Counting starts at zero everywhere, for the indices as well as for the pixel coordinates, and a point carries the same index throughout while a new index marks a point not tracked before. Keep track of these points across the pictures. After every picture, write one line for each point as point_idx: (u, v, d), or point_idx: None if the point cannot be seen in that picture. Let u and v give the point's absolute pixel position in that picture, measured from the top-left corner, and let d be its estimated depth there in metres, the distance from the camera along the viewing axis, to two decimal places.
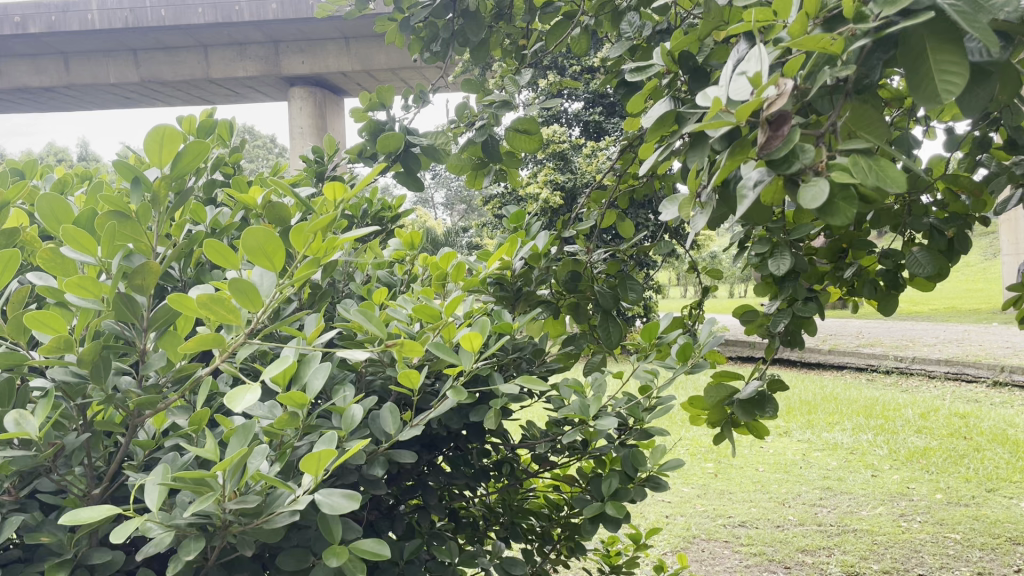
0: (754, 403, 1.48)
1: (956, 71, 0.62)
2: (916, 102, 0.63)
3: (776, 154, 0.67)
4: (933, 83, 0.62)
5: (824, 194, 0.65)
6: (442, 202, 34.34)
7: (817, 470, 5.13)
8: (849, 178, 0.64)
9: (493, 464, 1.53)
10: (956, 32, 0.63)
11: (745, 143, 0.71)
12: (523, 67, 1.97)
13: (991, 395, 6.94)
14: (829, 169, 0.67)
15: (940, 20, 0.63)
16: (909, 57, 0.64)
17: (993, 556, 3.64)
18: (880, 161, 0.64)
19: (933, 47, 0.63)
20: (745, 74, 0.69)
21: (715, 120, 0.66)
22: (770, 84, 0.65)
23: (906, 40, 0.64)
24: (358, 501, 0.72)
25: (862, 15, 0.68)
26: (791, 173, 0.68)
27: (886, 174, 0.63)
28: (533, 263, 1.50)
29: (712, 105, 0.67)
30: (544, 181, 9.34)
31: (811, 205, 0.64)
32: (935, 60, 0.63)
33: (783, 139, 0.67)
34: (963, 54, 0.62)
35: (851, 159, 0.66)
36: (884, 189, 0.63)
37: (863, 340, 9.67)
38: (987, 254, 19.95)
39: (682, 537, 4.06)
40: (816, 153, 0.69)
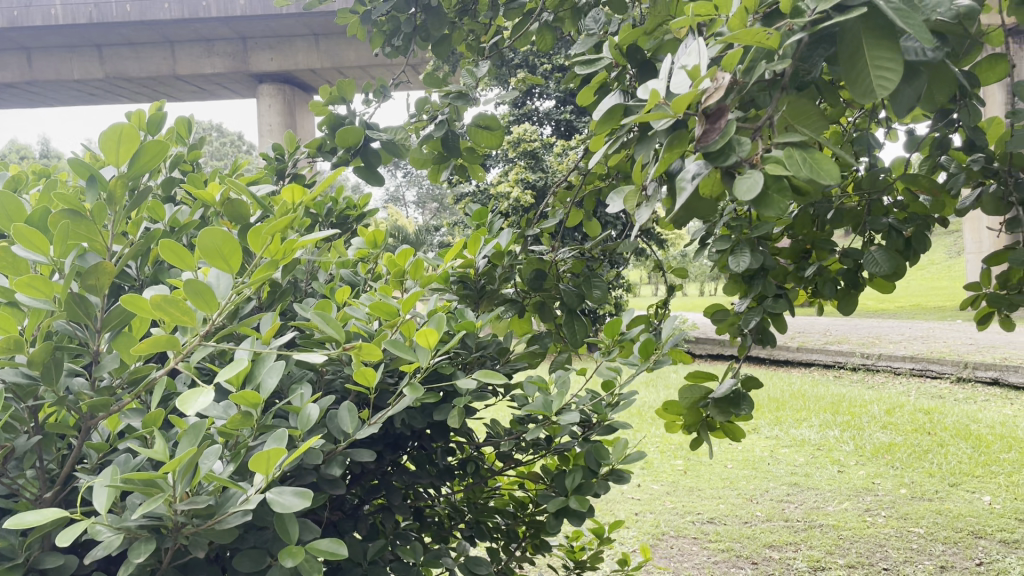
0: (728, 403, 1.48)
1: (891, 67, 0.62)
2: (854, 99, 0.63)
3: (712, 148, 0.67)
4: (869, 80, 0.63)
5: (760, 186, 0.64)
6: (414, 200, 34.36)
7: (785, 466, 5.18)
8: (783, 170, 0.64)
9: (459, 463, 1.52)
10: (892, 28, 0.63)
11: (685, 136, 0.71)
12: (483, 58, 1.98)
13: (955, 391, 7.06)
14: (765, 161, 0.67)
15: (874, 17, 0.64)
16: (845, 53, 0.65)
17: (956, 550, 3.70)
18: (816, 154, 0.64)
19: (869, 42, 0.63)
20: (683, 68, 0.69)
21: (654, 112, 0.66)
22: (710, 78, 0.66)
23: (843, 37, 0.65)
24: (309, 500, 0.72)
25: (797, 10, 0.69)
26: (728, 166, 0.68)
27: (821, 167, 0.62)
28: (495, 261, 1.50)
29: (651, 98, 0.67)
30: (514, 180, 9.38)
31: (746, 197, 0.64)
32: (871, 53, 0.63)
33: (721, 131, 0.67)
34: (899, 50, 0.63)
35: (786, 152, 0.65)
36: (818, 182, 0.62)
37: (831, 338, 9.81)
38: (951, 252, 20.35)
39: (651, 534, 4.09)
40: (753, 146, 0.69)
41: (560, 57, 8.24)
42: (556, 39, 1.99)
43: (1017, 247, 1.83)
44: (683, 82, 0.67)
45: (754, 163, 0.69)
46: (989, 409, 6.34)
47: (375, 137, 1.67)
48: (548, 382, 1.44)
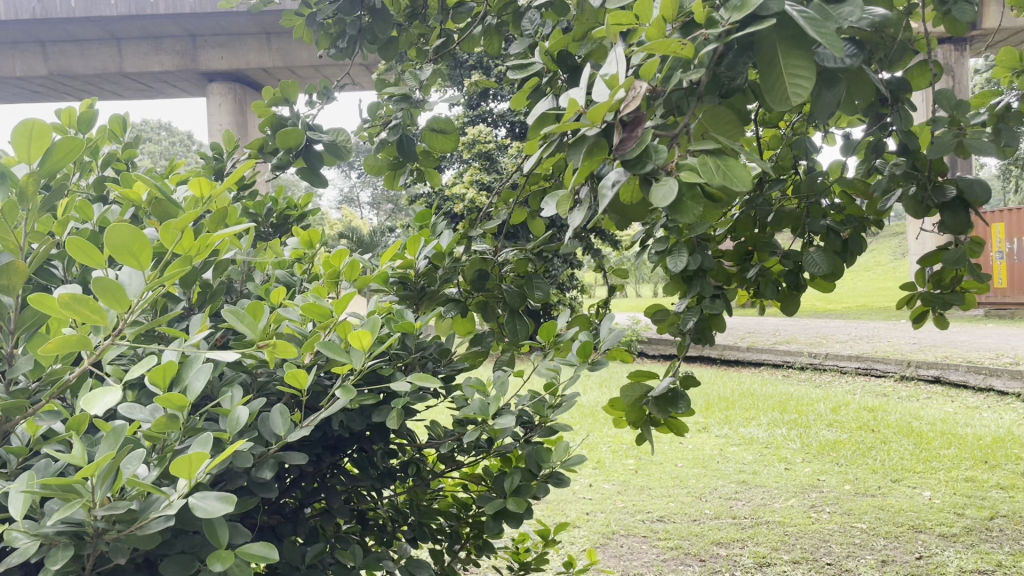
0: (667, 401, 1.51)
1: (805, 75, 0.66)
2: (769, 105, 0.66)
3: (629, 156, 0.69)
4: (784, 87, 0.66)
5: (676, 194, 0.66)
6: (368, 201, 34.16)
7: (733, 464, 5.26)
8: (696, 177, 0.65)
9: (400, 465, 1.51)
10: (803, 37, 0.67)
11: (605, 144, 0.72)
12: (429, 61, 1.99)
13: (898, 390, 7.24)
14: (680, 169, 0.69)
15: (786, 27, 0.67)
16: (761, 61, 0.68)
17: (896, 544, 3.78)
18: (729, 161, 0.66)
19: (784, 50, 0.67)
20: (602, 76, 0.70)
21: (573, 120, 0.67)
22: (626, 87, 0.68)
23: (760, 44, 0.68)
24: (233, 504, 0.71)
25: (712, 21, 0.71)
26: (646, 173, 0.70)
27: (733, 174, 0.64)
28: (436, 262, 1.49)
29: (570, 107, 0.68)
30: (469, 181, 9.39)
31: (661, 205, 0.65)
32: (786, 62, 0.67)
33: (638, 139, 0.70)
34: (811, 58, 0.66)
35: (700, 160, 0.67)
36: (730, 188, 0.64)
37: (780, 338, 9.99)
38: (896, 254, 20.86)
39: (601, 533, 4.12)
40: (669, 154, 0.71)
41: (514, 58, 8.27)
42: (504, 43, 1.99)
43: (948, 246, 1.89)
44: (602, 90, 0.68)
45: (670, 170, 0.71)
46: (929, 407, 6.52)
47: (318, 138, 1.65)
48: (489, 382, 1.44)
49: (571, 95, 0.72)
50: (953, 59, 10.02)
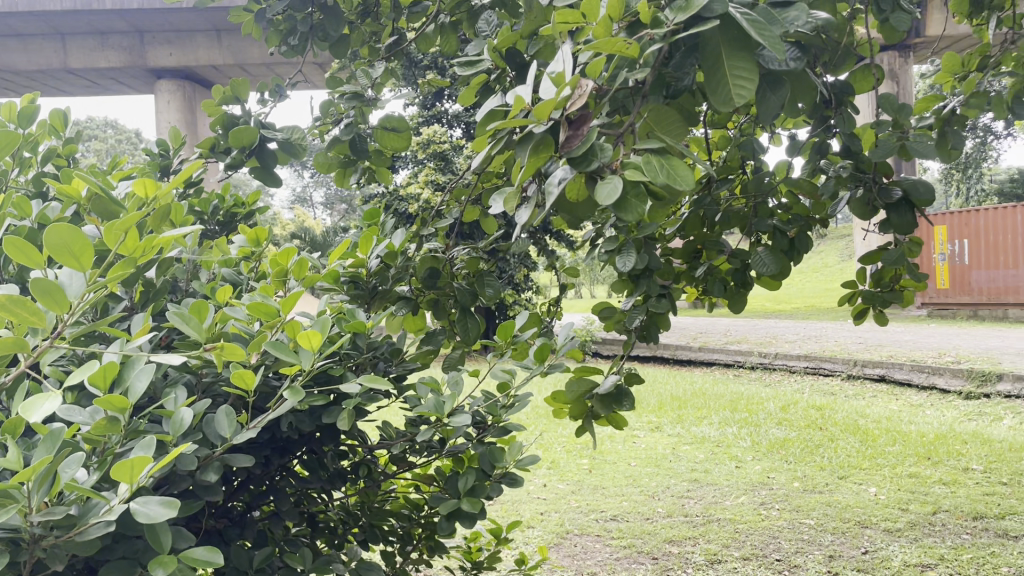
0: (612, 397, 1.53)
1: (748, 76, 0.67)
2: (712, 105, 0.67)
3: (575, 153, 0.69)
4: (728, 87, 0.67)
5: (620, 191, 0.66)
6: (322, 201, 33.87)
7: (685, 462, 5.32)
8: (640, 175, 0.66)
9: (350, 466, 1.50)
10: (746, 39, 0.68)
11: (550, 141, 0.72)
12: (382, 60, 1.98)
13: (845, 388, 7.40)
14: (624, 167, 0.69)
15: (730, 29, 0.68)
16: (705, 62, 0.69)
17: (843, 539, 3.86)
18: (672, 160, 0.66)
19: (727, 52, 0.68)
20: (549, 75, 0.70)
21: (518, 118, 0.67)
22: (572, 85, 0.68)
23: (704, 44, 0.69)
24: (176, 509, 0.70)
25: (658, 22, 0.72)
26: (592, 171, 0.70)
27: (677, 173, 0.65)
28: (388, 261, 1.48)
29: (516, 104, 0.68)
30: (424, 182, 9.37)
31: (606, 203, 0.65)
32: (730, 64, 0.67)
33: (583, 138, 0.70)
34: (753, 60, 0.67)
35: (644, 158, 0.67)
36: (674, 187, 0.65)
37: (731, 338, 10.13)
38: (843, 256, 21.34)
39: (555, 533, 4.13)
40: (614, 152, 0.71)
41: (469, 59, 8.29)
42: (458, 43, 1.99)
43: (889, 246, 1.94)
44: (549, 87, 0.68)
45: (614, 168, 0.71)
46: (875, 405, 6.68)
47: (270, 137, 1.63)
48: (441, 382, 1.44)
49: (517, 92, 0.72)
50: (897, 65, 10.28)
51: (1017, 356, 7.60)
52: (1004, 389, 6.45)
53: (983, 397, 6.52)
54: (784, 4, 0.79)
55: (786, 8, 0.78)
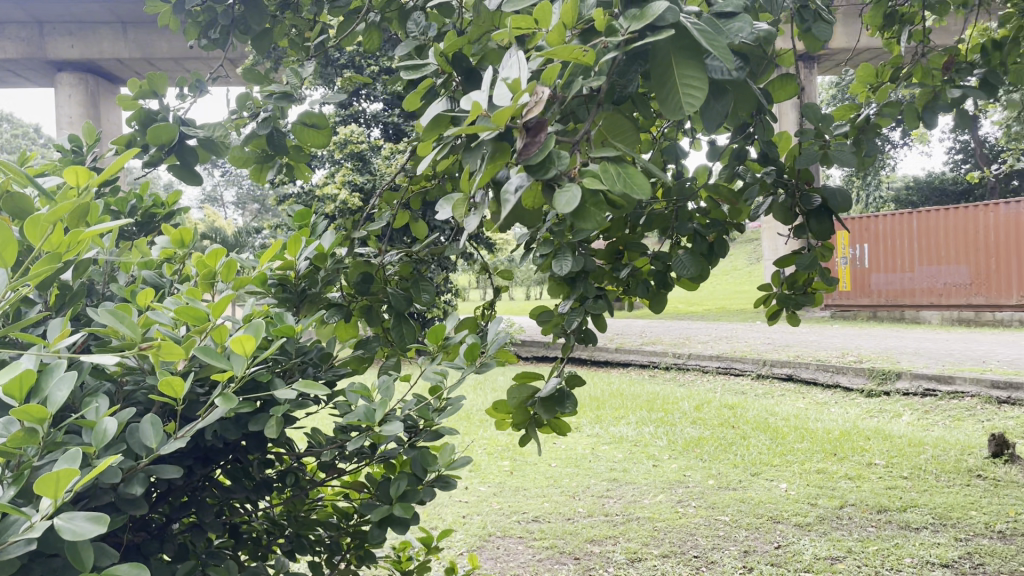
0: (554, 400, 1.51)
1: (696, 84, 0.68)
2: (663, 114, 0.68)
3: (533, 160, 0.68)
4: (678, 96, 0.68)
5: (578, 200, 0.65)
6: (234, 201, 33.10)
7: (605, 462, 5.38)
8: (598, 184, 0.65)
9: (277, 475, 1.45)
10: (696, 48, 0.69)
11: (507, 148, 0.72)
12: (307, 57, 1.93)
13: (755, 387, 7.63)
14: (581, 176, 0.68)
15: (681, 38, 0.69)
16: (656, 69, 0.70)
17: (757, 535, 3.96)
18: (629, 168, 0.66)
19: (678, 61, 0.69)
20: (503, 81, 0.69)
21: (476, 124, 0.66)
22: (529, 92, 0.66)
23: (655, 52, 0.70)
24: (105, 526, 0.65)
25: (613, 29, 0.71)
26: (548, 179, 0.70)
27: (634, 182, 0.65)
28: (318, 263, 1.45)
29: (472, 109, 0.66)
30: (341, 182, 9.25)
31: (564, 211, 0.64)
32: (681, 73, 0.68)
33: (542, 144, 0.69)
34: (703, 70, 0.68)
35: (601, 166, 0.67)
36: (631, 195, 0.65)
37: (647, 339, 10.32)
38: (752, 259, 22.06)
39: (478, 536, 4.11)
40: (570, 161, 0.71)
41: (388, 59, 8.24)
42: (383, 40, 1.96)
43: (803, 251, 1.99)
44: (505, 93, 0.67)
45: (572, 177, 0.71)
46: (784, 403, 6.91)
47: (191, 134, 1.57)
48: (372, 388, 1.41)
49: (473, 99, 0.71)
50: (804, 74, 10.67)
51: (913, 356, 7.97)
52: (903, 387, 6.74)
53: (884, 394, 6.81)
54: (727, 15, 0.82)
55: (729, 20, 0.81)
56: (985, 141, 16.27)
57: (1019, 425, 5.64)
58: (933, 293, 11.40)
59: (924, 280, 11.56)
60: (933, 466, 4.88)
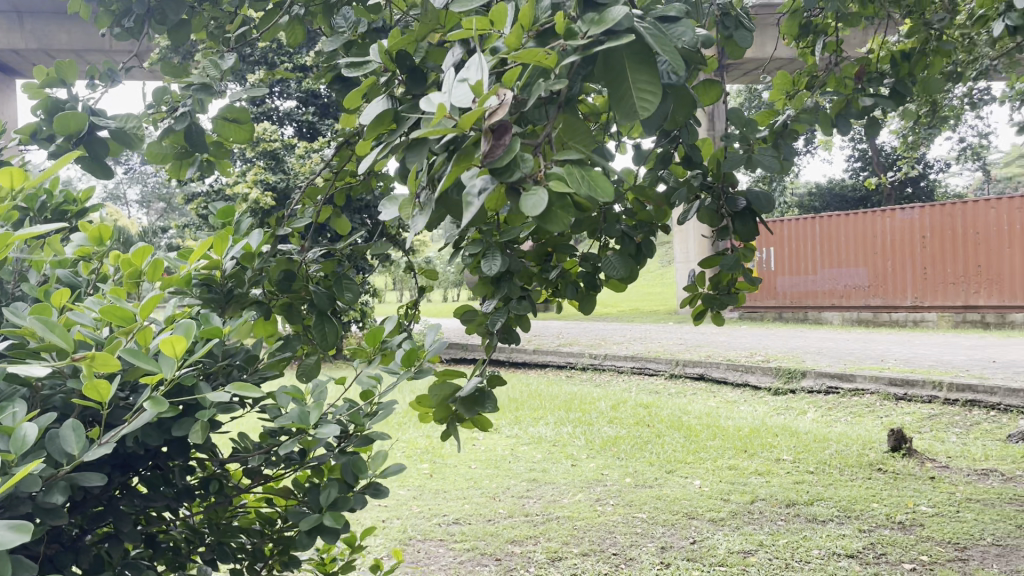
0: (474, 400, 1.50)
1: (648, 88, 0.71)
2: (618, 116, 0.71)
3: (499, 162, 0.71)
4: (632, 100, 0.71)
5: (544, 203, 0.70)
6: (139, 199, 31.95)
7: (524, 463, 5.41)
8: (565, 187, 0.71)
9: (200, 482, 1.40)
10: (648, 53, 0.72)
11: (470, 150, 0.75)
12: (228, 51, 1.87)
13: (668, 387, 7.79)
14: (547, 178, 0.73)
15: (636, 43, 0.72)
16: (611, 73, 0.73)
17: (673, 531, 4.04)
18: (593, 172, 0.71)
19: (631, 65, 0.72)
20: (466, 82, 0.73)
21: (440, 125, 0.69)
22: (492, 95, 0.69)
23: (609, 58, 0.73)
24: (27, 535, 0.62)
25: (571, 33, 0.76)
26: (513, 180, 0.73)
27: (598, 186, 0.70)
28: (244, 263, 1.40)
29: (437, 111, 0.70)
30: (254, 181, 9.03)
31: (532, 213, 0.69)
32: (634, 79, 0.71)
33: (506, 147, 0.71)
34: (655, 75, 0.71)
35: (567, 169, 0.72)
36: (596, 198, 0.70)
37: (563, 340, 10.44)
38: (663, 262, 22.57)
39: (398, 540, 4.07)
40: (534, 163, 0.75)
41: (303, 56, 8.11)
42: (308, 35, 1.91)
43: (725, 251, 2.04)
44: (466, 96, 0.70)
45: (536, 179, 0.74)
46: (696, 401, 7.07)
47: (103, 124, 1.49)
48: (305, 391, 1.40)
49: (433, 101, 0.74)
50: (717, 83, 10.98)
51: (817, 355, 8.28)
52: (808, 385, 6.99)
53: (790, 392, 7.06)
54: (670, 21, 0.85)
55: (672, 25, 0.84)
56: (882, 150, 17.05)
57: (914, 420, 5.92)
58: (834, 294, 11.88)
59: (825, 282, 12.03)
60: (837, 460, 5.08)
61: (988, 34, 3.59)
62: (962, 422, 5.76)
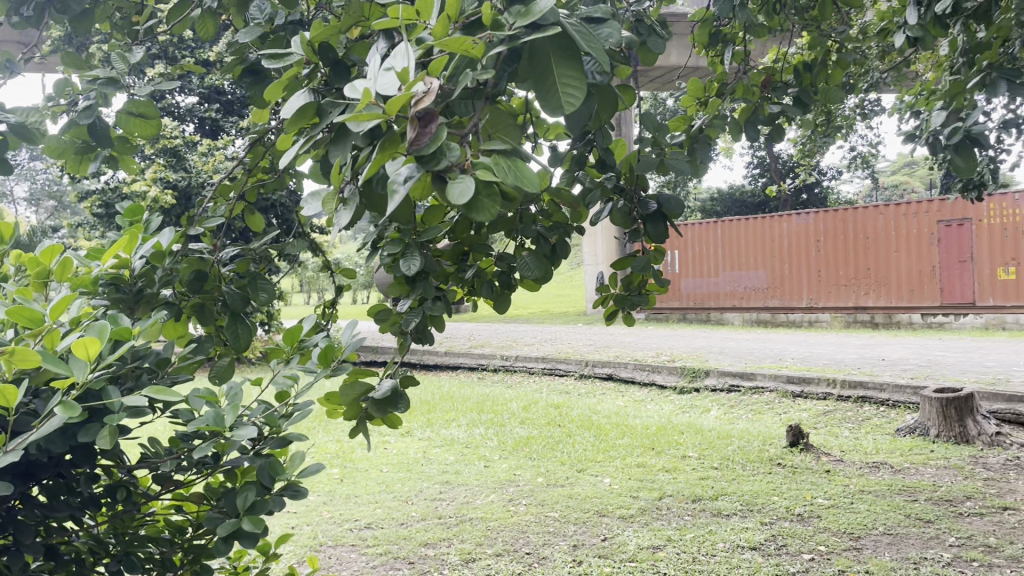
0: (387, 401, 1.49)
1: (575, 84, 0.73)
2: (544, 110, 0.73)
3: (425, 150, 0.72)
4: (558, 95, 0.73)
5: (470, 191, 0.71)
6: (28, 196, 30.38)
7: (436, 465, 5.39)
8: (491, 176, 0.72)
9: (105, 490, 1.36)
10: (573, 49, 0.75)
11: (396, 139, 0.75)
12: (134, 43, 1.80)
13: (578, 387, 7.91)
14: (474, 168, 0.74)
15: (561, 38, 0.75)
16: (537, 67, 0.75)
17: (584, 529, 4.10)
18: (517, 163, 0.73)
19: (557, 59, 0.74)
20: (393, 71, 0.74)
21: (365, 111, 0.70)
22: (420, 81, 0.70)
23: (535, 52, 0.75)
24: None
25: (498, 24, 0.78)
26: (439, 170, 0.74)
27: (524, 177, 0.72)
28: (156, 262, 1.38)
29: (363, 97, 0.70)
30: (154, 179, 8.71)
31: (460, 201, 0.70)
32: (559, 74, 0.74)
33: (431, 136, 0.73)
34: (580, 72, 0.74)
35: (493, 160, 0.73)
36: (521, 188, 0.72)
37: (475, 342, 10.45)
38: (573, 263, 22.91)
39: (308, 546, 4.00)
40: (461, 153, 0.76)
41: (207, 50, 7.87)
42: (220, 27, 1.85)
43: (636, 253, 2.09)
44: (392, 83, 0.71)
45: (463, 168, 0.76)
46: (605, 401, 7.19)
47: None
48: (219, 393, 1.37)
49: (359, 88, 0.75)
50: None
51: (719, 355, 8.55)
52: (712, 383, 7.21)
53: (695, 390, 7.26)
54: (595, 20, 0.87)
55: (597, 24, 0.87)
56: (779, 157, 17.72)
57: (811, 416, 6.18)
58: (735, 296, 12.29)
59: (728, 284, 12.44)
60: (740, 456, 5.26)
61: (877, 49, 3.78)
62: (854, 417, 6.05)
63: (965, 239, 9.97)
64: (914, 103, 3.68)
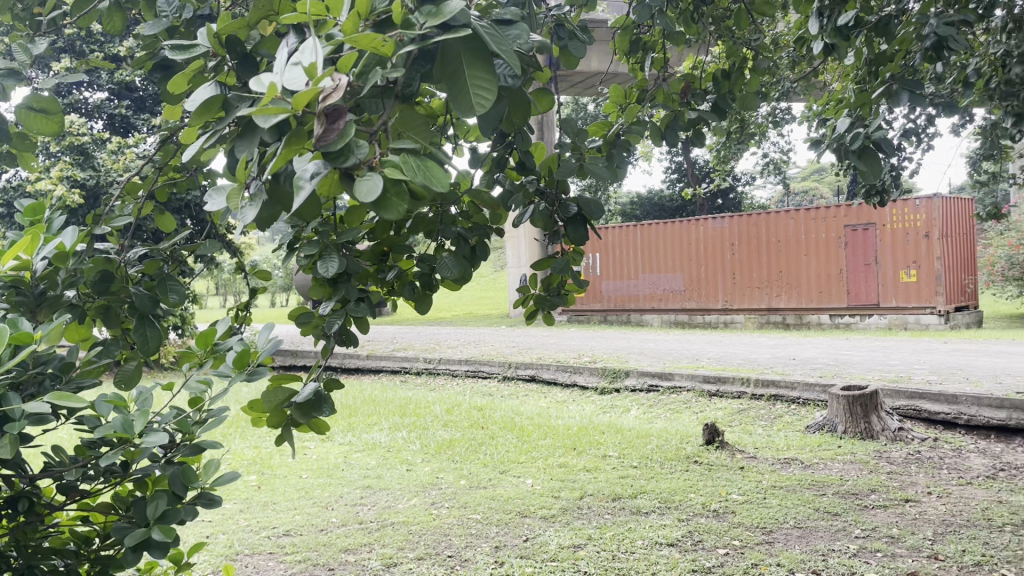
0: (310, 405, 1.46)
1: (487, 85, 0.74)
2: (456, 111, 0.73)
3: (332, 146, 0.73)
4: (470, 95, 0.74)
5: (378, 188, 0.72)
6: None
7: (357, 470, 5.33)
8: (400, 175, 0.72)
9: (5, 502, 1.30)
10: (483, 51, 0.75)
11: (303, 135, 0.75)
12: (35, 34, 1.72)
13: (501, 389, 7.93)
14: (382, 165, 0.74)
15: (472, 40, 0.75)
16: (449, 65, 0.75)
17: (506, 530, 4.12)
18: (428, 161, 0.73)
19: (468, 61, 0.75)
20: (300, 66, 0.73)
21: (271, 106, 0.69)
22: (327, 77, 0.70)
23: (446, 52, 0.75)
24: None
25: (408, 23, 0.78)
26: (346, 167, 0.75)
27: (433, 175, 0.72)
28: (57, 264, 1.32)
29: (269, 91, 0.69)
30: (59, 178, 8.36)
31: (368, 198, 0.70)
32: (470, 75, 0.74)
33: (339, 132, 0.74)
34: (492, 74, 0.74)
35: (402, 158, 0.73)
36: (430, 188, 0.72)
37: (397, 345, 10.37)
38: (497, 266, 22.99)
39: (224, 555, 3.90)
40: (368, 152, 0.77)
41: (116, 44, 7.59)
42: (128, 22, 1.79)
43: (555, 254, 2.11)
44: (299, 79, 0.70)
45: (371, 165, 0.76)
46: (527, 403, 7.23)
47: None
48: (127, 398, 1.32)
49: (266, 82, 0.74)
50: None
51: (639, 355, 8.70)
52: (631, 384, 7.33)
53: (615, 391, 7.37)
54: (506, 22, 0.88)
55: (507, 27, 0.87)
56: (696, 161, 18.16)
57: (726, 415, 6.35)
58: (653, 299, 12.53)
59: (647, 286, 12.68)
60: (658, 454, 5.37)
61: (786, 59, 3.93)
62: (767, 415, 6.24)
63: (869, 243, 10.42)
64: (821, 113, 3.83)
